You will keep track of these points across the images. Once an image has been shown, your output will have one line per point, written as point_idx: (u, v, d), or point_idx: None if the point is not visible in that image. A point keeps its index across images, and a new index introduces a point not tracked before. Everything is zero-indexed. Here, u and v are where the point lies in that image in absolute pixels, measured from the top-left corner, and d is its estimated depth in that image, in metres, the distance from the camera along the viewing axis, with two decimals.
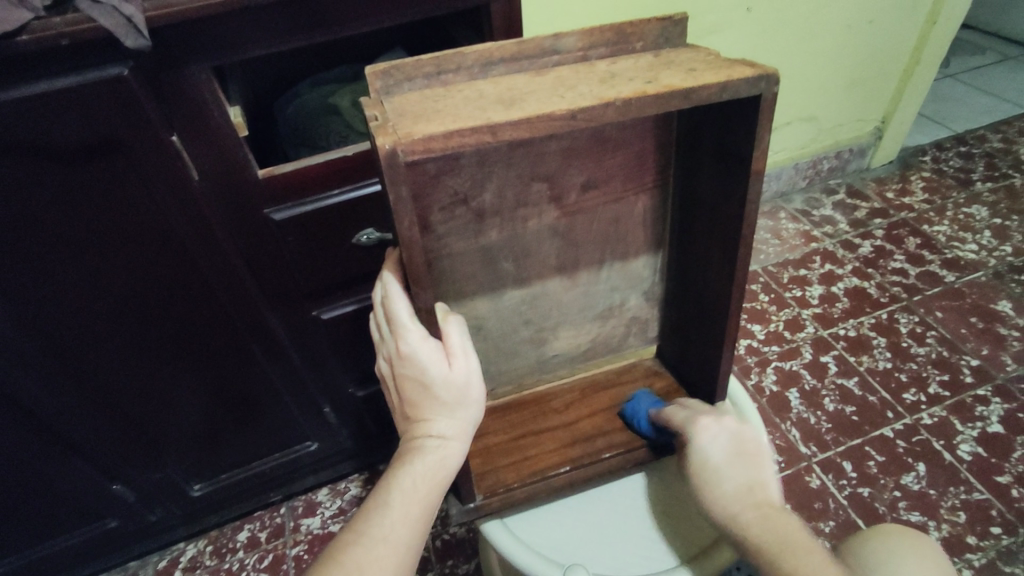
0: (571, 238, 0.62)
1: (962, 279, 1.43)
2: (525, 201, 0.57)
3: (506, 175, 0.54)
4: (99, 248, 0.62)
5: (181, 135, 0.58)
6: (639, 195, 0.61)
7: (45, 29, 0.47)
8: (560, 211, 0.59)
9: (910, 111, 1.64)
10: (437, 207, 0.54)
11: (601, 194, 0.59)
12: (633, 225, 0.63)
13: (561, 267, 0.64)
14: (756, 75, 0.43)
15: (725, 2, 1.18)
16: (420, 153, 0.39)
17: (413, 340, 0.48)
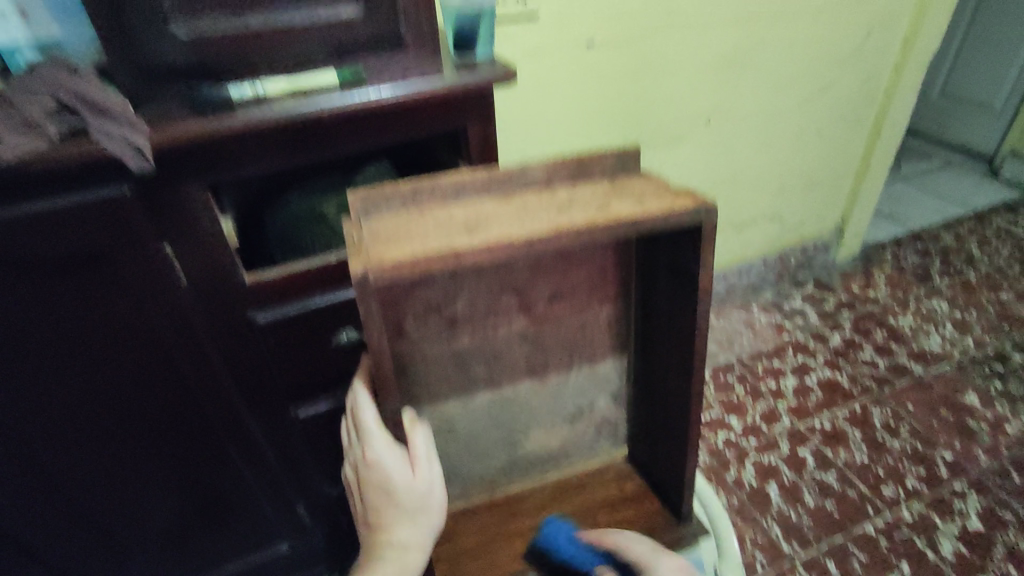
0: (541, 344, 0.65)
1: (928, 371, 1.48)
2: (495, 309, 0.61)
3: (479, 288, 0.59)
4: (80, 349, 0.63)
5: (173, 244, 0.62)
6: (606, 303, 0.65)
7: (56, 154, 0.51)
8: (529, 319, 0.62)
9: (867, 211, 1.76)
10: (412, 315, 0.57)
11: (568, 303, 0.63)
12: (600, 331, 0.67)
13: (532, 371, 0.66)
14: (697, 207, 0.47)
15: (686, 116, 1.30)
16: (390, 275, 0.42)
17: (380, 448, 0.50)
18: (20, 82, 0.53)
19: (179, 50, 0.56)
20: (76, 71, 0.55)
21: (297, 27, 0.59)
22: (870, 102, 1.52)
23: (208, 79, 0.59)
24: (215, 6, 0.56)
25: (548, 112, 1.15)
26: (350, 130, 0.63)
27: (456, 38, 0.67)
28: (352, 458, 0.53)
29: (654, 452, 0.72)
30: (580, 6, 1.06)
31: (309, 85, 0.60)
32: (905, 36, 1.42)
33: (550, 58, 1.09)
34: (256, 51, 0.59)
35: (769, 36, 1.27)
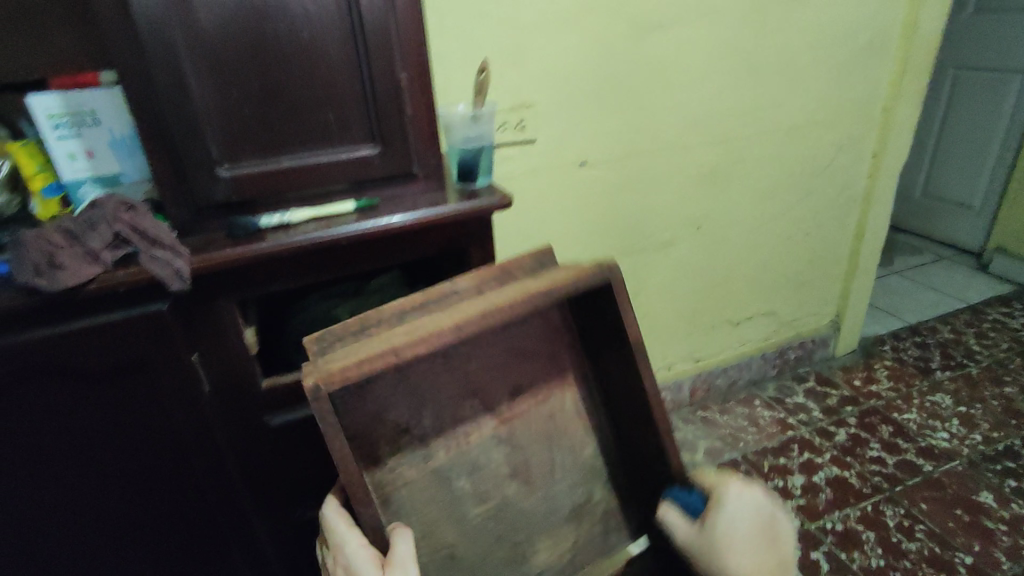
0: (518, 442, 0.73)
1: (939, 468, 1.46)
2: (464, 418, 0.70)
3: (445, 392, 0.69)
4: (104, 454, 0.68)
5: (201, 353, 0.67)
6: (566, 388, 0.77)
7: (109, 281, 0.59)
8: (500, 422, 0.72)
9: (861, 306, 1.81)
10: (385, 441, 0.66)
11: (529, 400, 0.74)
12: (566, 419, 0.77)
13: (515, 472, 0.73)
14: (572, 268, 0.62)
15: (677, 222, 1.40)
16: (336, 379, 0.54)
17: (351, 546, 0.57)
18: (83, 216, 0.60)
19: (220, 189, 0.66)
20: (132, 206, 0.62)
21: (322, 166, 0.69)
22: (850, 207, 1.62)
23: (244, 210, 0.68)
24: (254, 153, 0.66)
25: (546, 222, 1.25)
26: (365, 251, 0.71)
27: (459, 170, 0.77)
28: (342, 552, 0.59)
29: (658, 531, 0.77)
30: (572, 132, 1.18)
31: (328, 214, 0.70)
32: (875, 149, 1.54)
33: (546, 175, 1.20)
34: (286, 188, 0.69)
35: (747, 152, 1.39)
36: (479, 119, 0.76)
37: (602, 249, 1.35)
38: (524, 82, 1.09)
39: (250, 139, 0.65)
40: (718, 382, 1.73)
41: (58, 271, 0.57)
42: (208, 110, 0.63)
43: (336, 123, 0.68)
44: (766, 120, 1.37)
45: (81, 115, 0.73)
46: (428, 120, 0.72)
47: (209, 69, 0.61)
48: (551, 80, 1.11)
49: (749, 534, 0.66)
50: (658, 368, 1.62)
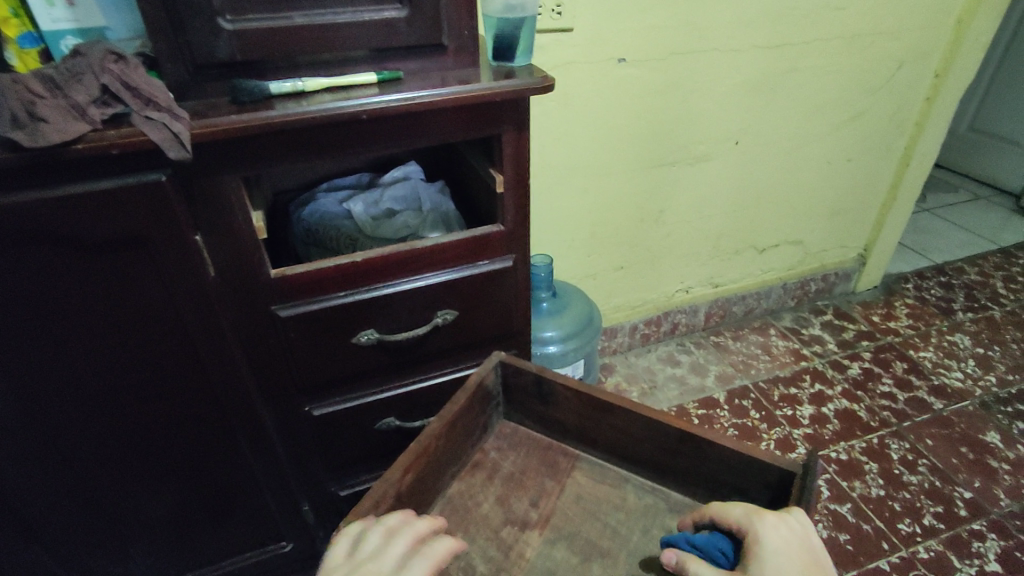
0: (568, 531, 0.68)
1: (949, 407, 1.44)
2: (510, 542, 0.66)
3: (480, 532, 0.67)
4: (103, 332, 0.63)
5: (204, 234, 0.62)
6: (570, 471, 0.74)
7: (99, 140, 0.52)
8: (541, 528, 0.68)
9: (891, 241, 1.74)
10: None
11: (550, 499, 0.71)
12: (595, 490, 0.72)
13: (589, 555, 0.66)
14: (494, 356, 0.76)
15: (715, 135, 1.30)
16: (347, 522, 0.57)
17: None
18: (67, 67, 0.54)
19: (223, 46, 0.57)
20: (121, 57, 0.55)
21: (340, 27, 0.60)
22: (900, 132, 1.51)
23: (249, 74, 0.60)
24: (262, 3, 0.57)
25: (575, 125, 1.16)
26: (385, 131, 0.63)
27: (496, 47, 0.67)
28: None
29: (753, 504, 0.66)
30: (614, 23, 1.06)
31: (346, 84, 0.61)
32: (939, 66, 1.41)
33: (581, 72, 1.09)
34: (297, 50, 0.60)
35: (802, 62, 1.26)
36: None
37: (633, 159, 1.26)
38: None
39: None
40: (734, 309, 1.69)
41: (40, 123, 0.50)
42: None
43: None
44: (827, 24, 1.23)
45: None
46: None
47: None
48: None
49: (796, 564, 0.52)
50: (676, 290, 1.57)
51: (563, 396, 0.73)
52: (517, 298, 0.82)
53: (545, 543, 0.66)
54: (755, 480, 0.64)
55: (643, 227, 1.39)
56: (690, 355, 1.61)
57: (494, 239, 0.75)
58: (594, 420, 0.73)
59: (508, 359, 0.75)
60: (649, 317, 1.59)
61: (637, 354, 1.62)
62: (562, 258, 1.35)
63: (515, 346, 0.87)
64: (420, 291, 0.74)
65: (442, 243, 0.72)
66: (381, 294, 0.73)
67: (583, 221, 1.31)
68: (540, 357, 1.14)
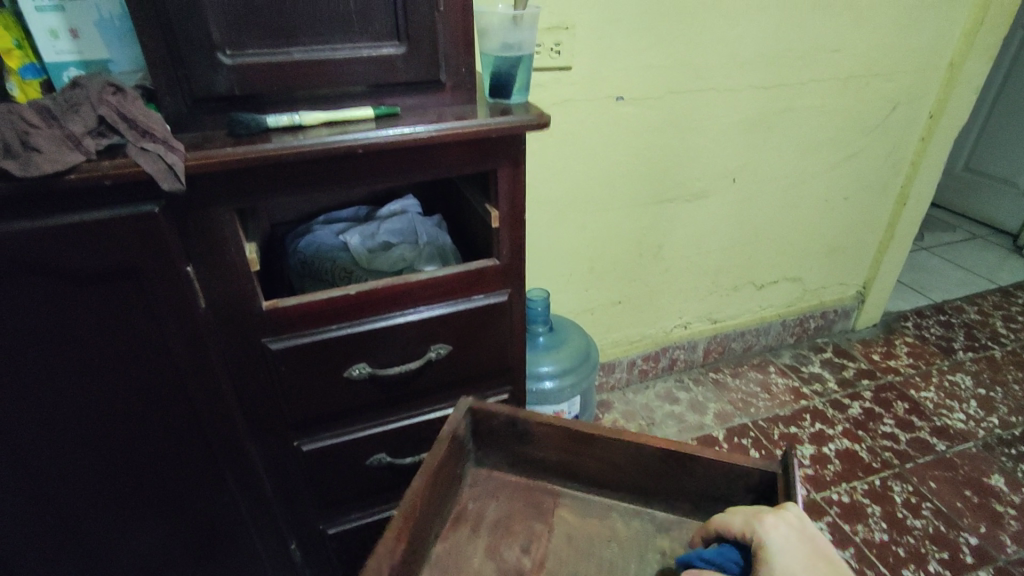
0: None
1: (952, 449, 1.42)
2: None
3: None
4: (88, 365, 0.62)
5: (196, 264, 0.61)
6: (563, 513, 0.72)
7: (93, 171, 0.52)
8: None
9: (890, 279, 1.73)
10: None
11: (542, 543, 0.69)
12: (586, 531, 0.70)
13: None
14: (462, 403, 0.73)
15: (712, 173, 1.31)
16: None
17: None
18: (64, 98, 0.54)
19: (222, 80, 0.58)
20: (119, 89, 0.56)
21: (339, 62, 0.60)
22: (896, 171, 1.52)
23: (247, 107, 0.60)
24: (262, 40, 0.58)
25: (573, 160, 1.16)
26: (382, 167, 0.63)
27: (493, 84, 0.67)
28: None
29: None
30: (611, 62, 1.08)
31: (344, 119, 0.61)
32: (932, 108, 1.43)
33: (579, 109, 1.11)
34: (296, 84, 0.60)
35: (797, 102, 1.28)
36: (520, 22, 0.65)
37: (631, 195, 1.27)
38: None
39: (259, 23, 0.57)
40: (733, 345, 1.68)
41: (32, 152, 0.50)
42: None
43: (358, 11, 0.59)
44: (822, 66, 1.25)
45: None
46: (462, 19, 0.62)
47: None
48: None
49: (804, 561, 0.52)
50: (674, 326, 1.56)
51: (541, 434, 0.72)
52: (512, 333, 0.81)
53: None
54: (739, 486, 0.65)
55: (641, 262, 1.39)
56: (689, 392, 1.59)
57: (490, 274, 0.75)
58: (577, 453, 0.71)
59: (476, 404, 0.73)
60: (647, 353, 1.58)
61: (635, 390, 1.60)
62: (559, 292, 1.34)
63: (510, 381, 0.86)
64: (414, 325, 0.73)
65: (436, 276, 0.72)
66: (374, 328, 0.72)
67: (581, 255, 1.31)
68: (537, 393, 1.13)
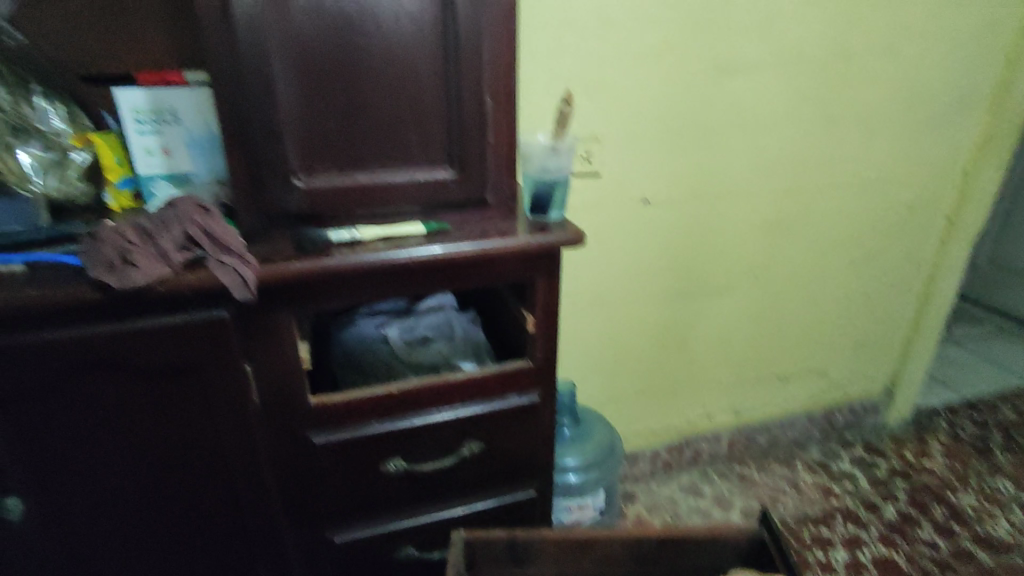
0: None
1: (996, 560, 1.35)
2: None
3: None
4: (145, 454, 0.66)
5: (254, 363, 0.66)
6: None
7: (177, 282, 0.58)
8: None
9: (918, 375, 1.72)
10: None
11: None
12: None
13: None
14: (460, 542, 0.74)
15: (734, 269, 1.36)
16: None
17: None
18: (158, 216, 0.61)
19: (293, 199, 0.65)
20: (207, 209, 0.62)
21: (396, 185, 0.67)
22: (917, 270, 1.55)
23: (312, 222, 0.67)
24: (331, 164, 0.65)
25: (600, 257, 1.22)
26: (431, 278, 0.69)
27: (532, 201, 0.74)
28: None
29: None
30: (638, 169, 1.16)
31: (397, 234, 0.67)
32: (950, 213, 1.48)
33: (607, 210, 1.18)
34: (357, 203, 0.67)
35: (816, 205, 1.34)
36: (558, 150, 0.73)
37: (655, 290, 1.31)
38: (595, 114, 1.08)
39: (328, 149, 0.64)
40: (758, 438, 1.66)
41: (129, 267, 0.56)
42: (292, 118, 0.62)
43: (416, 142, 0.67)
44: (838, 173, 1.32)
45: (162, 113, 0.76)
46: (508, 148, 0.70)
47: (298, 76, 0.61)
48: (624, 114, 1.10)
49: None
50: (698, 417, 1.56)
51: (538, 546, 0.77)
52: (542, 432, 0.83)
53: None
54: (729, 556, 0.80)
55: (665, 354, 1.41)
56: (714, 486, 1.56)
57: (523, 375, 0.78)
58: (573, 560, 0.79)
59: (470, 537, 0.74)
60: (670, 444, 1.57)
61: (659, 481, 1.57)
62: (584, 382, 1.37)
63: (538, 479, 0.87)
64: (449, 423, 0.76)
65: (472, 377, 0.76)
66: (412, 425, 0.75)
67: (606, 346, 1.34)
68: (560, 486, 1.13)
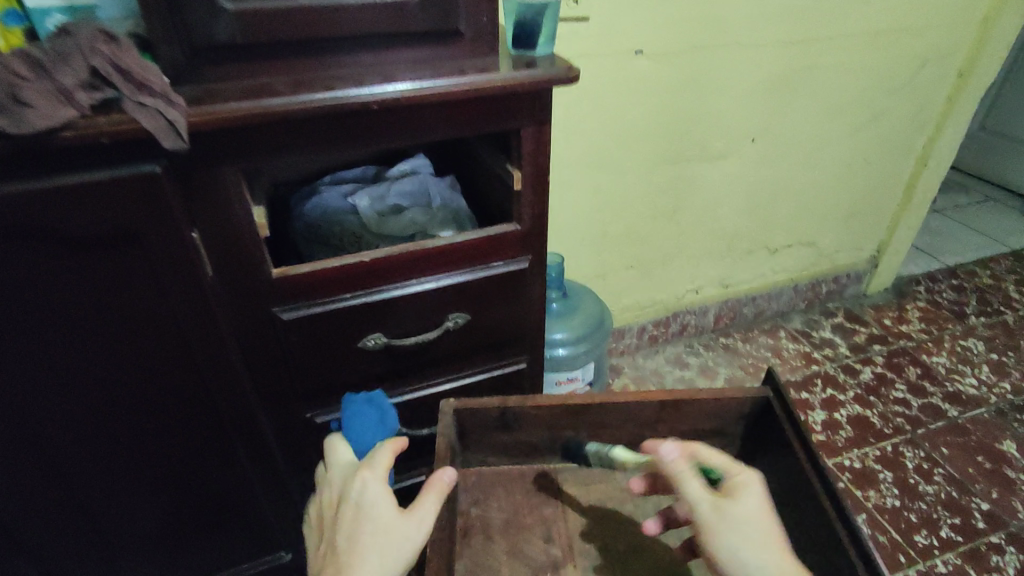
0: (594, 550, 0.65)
1: (964, 414, 1.41)
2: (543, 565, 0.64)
3: (498, 546, 0.65)
4: (91, 335, 0.59)
5: (201, 230, 0.58)
6: (591, 483, 0.71)
7: (87, 128, 0.48)
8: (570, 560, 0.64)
9: (905, 244, 1.70)
10: None
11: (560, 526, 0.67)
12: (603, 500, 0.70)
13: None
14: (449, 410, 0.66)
15: (732, 133, 1.26)
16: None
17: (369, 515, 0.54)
18: (57, 46, 0.50)
19: (224, 27, 0.52)
20: (112, 37, 0.51)
21: (350, 8, 0.55)
22: (920, 132, 1.47)
23: (255, 61, 0.56)
24: None
25: (589, 118, 1.11)
26: (398, 123, 0.59)
27: (517, 32, 0.63)
28: (324, 494, 0.57)
29: (795, 518, 0.65)
30: (631, 11, 1.01)
31: (389, 96, 0.55)
32: (961, 66, 1.37)
33: (597, 66, 1.05)
34: (304, 32, 0.55)
35: (823, 58, 1.22)
36: None
37: (647, 156, 1.22)
38: None
39: None
40: (744, 310, 1.65)
41: (24, 108, 0.46)
42: None
43: None
44: (851, 19, 1.19)
45: None
46: None
47: None
48: None
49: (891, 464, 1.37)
50: (685, 291, 1.53)
51: (530, 416, 0.68)
52: (531, 303, 0.78)
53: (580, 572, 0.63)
54: (729, 414, 0.71)
55: (655, 226, 1.35)
56: (698, 357, 1.57)
57: (510, 239, 0.71)
58: (569, 425, 0.70)
59: (463, 406, 0.67)
60: (658, 318, 1.55)
61: (644, 355, 1.58)
62: (571, 257, 1.31)
63: (528, 351, 0.83)
64: (431, 293, 0.70)
65: (454, 243, 0.68)
66: (390, 296, 0.68)
67: (595, 219, 1.27)
68: (549, 360, 1.10)
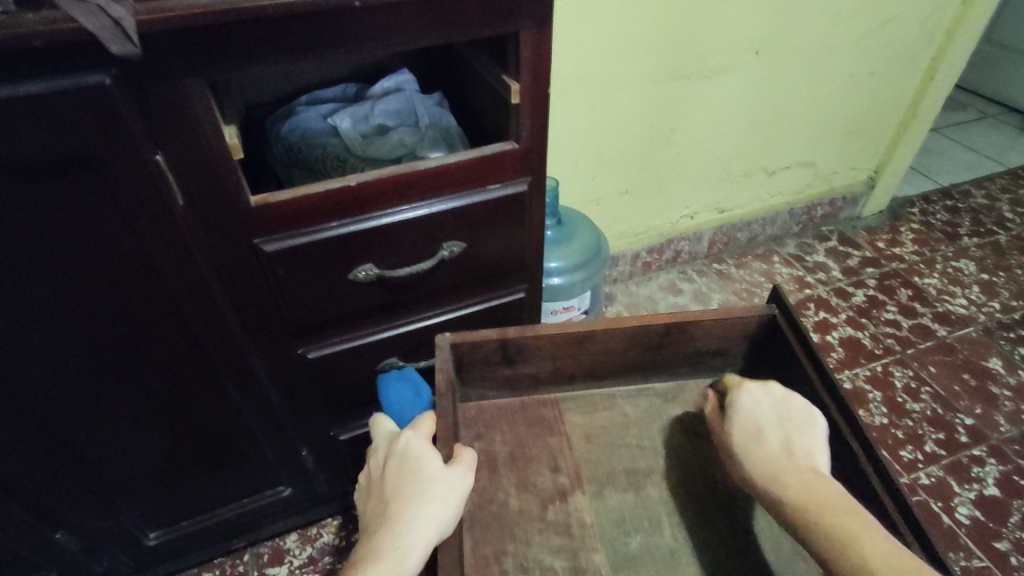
0: (601, 478, 0.65)
1: (953, 334, 1.43)
2: (549, 495, 0.64)
3: (503, 478, 0.65)
4: (56, 272, 0.53)
5: (167, 153, 0.51)
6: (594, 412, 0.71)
7: (18, 26, 0.42)
8: (576, 488, 0.64)
9: (903, 164, 1.66)
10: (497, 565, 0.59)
11: (565, 456, 0.67)
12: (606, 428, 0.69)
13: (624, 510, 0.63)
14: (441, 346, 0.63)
15: (735, 44, 1.18)
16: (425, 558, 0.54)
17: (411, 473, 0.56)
18: None
19: None
20: None
21: None
22: (928, 42, 1.40)
23: None
24: None
25: (584, 28, 1.02)
26: (381, 25, 0.51)
27: None
28: (370, 464, 0.59)
29: None
30: None
31: None
32: None
33: None
34: None
35: None
36: None
37: (646, 71, 1.14)
38: None
39: None
40: (738, 236, 1.62)
41: None
42: None
43: None
44: None
45: None
46: None
47: None
48: None
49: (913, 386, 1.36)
50: (680, 217, 1.50)
51: (532, 348, 0.66)
52: (530, 229, 0.73)
53: (586, 499, 0.64)
54: (736, 337, 0.70)
55: (652, 148, 1.29)
56: (692, 284, 1.56)
57: (509, 160, 0.65)
58: (570, 355, 0.68)
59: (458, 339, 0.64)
60: (651, 245, 1.51)
61: (637, 283, 1.56)
62: (565, 182, 1.25)
63: (527, 279, 0.80)
64: (425, 219, 0.65)
65: (447, 164, 0.63)
66: (379, 225, 0.63)
67: (590, 141, 1.20)
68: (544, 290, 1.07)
